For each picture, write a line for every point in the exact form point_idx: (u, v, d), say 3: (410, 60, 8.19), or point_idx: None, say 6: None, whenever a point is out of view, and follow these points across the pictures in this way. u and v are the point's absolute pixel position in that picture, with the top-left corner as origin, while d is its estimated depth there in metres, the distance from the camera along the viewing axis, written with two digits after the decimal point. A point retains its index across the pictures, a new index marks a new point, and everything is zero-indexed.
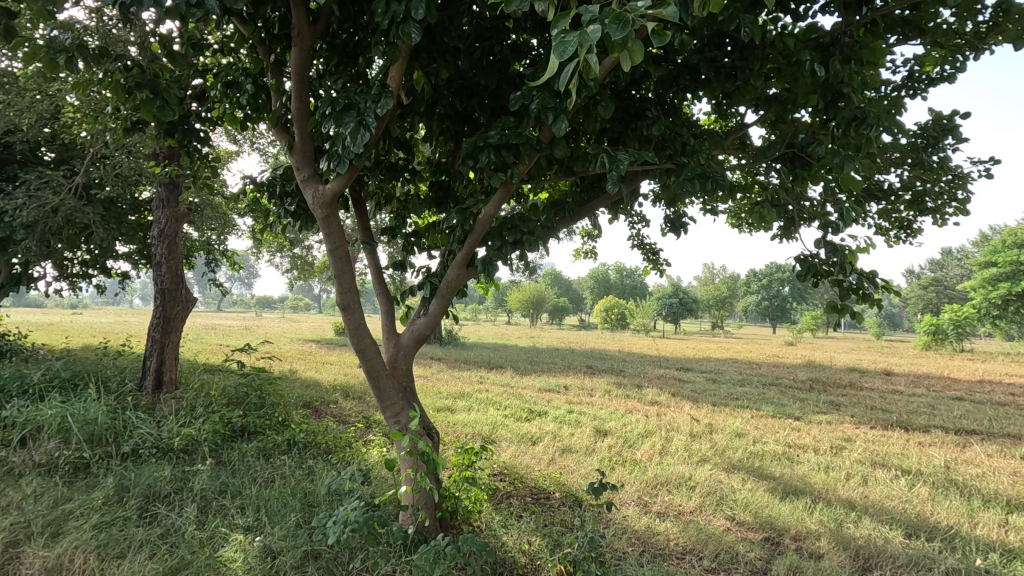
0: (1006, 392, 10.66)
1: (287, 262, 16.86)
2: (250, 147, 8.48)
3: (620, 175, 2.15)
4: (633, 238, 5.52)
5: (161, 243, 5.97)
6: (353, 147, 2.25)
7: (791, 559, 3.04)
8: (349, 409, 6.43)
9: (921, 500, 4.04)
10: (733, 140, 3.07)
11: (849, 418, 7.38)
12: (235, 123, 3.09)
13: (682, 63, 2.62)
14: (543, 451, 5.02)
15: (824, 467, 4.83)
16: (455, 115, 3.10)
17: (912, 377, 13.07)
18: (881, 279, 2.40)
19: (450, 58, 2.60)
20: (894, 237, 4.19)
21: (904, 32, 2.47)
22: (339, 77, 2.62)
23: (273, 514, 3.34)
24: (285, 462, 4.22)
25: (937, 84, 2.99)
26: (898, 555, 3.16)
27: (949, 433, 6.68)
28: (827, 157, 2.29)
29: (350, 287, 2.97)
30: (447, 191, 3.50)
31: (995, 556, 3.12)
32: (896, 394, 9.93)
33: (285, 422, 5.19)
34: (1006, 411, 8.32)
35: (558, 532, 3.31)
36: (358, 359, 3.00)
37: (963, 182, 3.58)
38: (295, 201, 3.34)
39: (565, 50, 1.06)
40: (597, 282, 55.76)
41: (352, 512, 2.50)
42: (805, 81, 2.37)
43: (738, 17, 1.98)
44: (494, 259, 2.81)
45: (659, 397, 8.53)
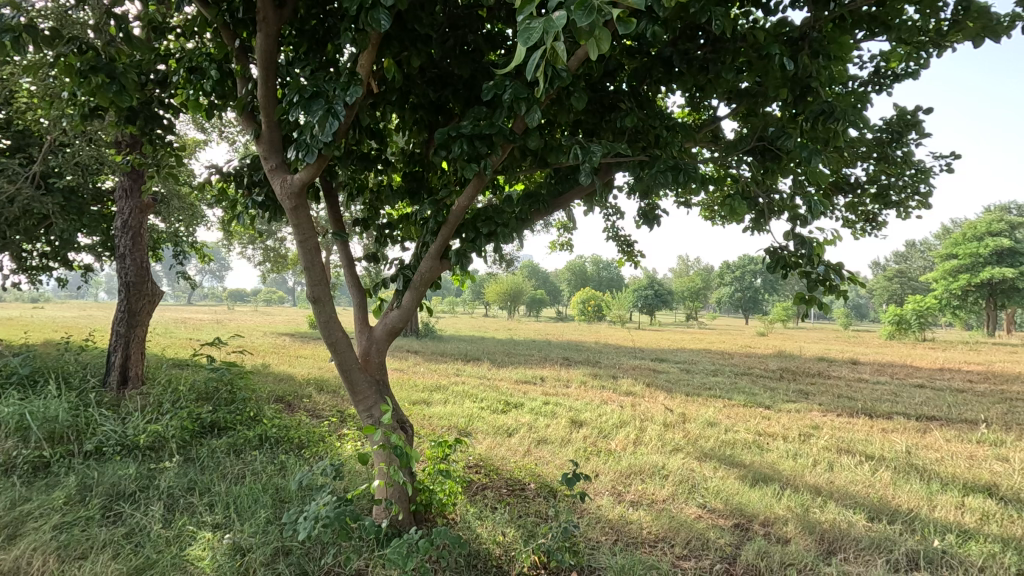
0: (964, 379, 11.09)
1: (258, 254, 16.52)
2: (218, 135, 8.27)
3: (593, 166, 2.15)
4: (607, 229, 5.55)
5: (125, 235, 5.77)
6: (321, 135, 2.20)
7: (759, 545, 3.12)
8: (322, 403, 6.35)
9: (884, 484, 4.18)
10: (705, 133, 3.09)
11: (817, 406, 7.59)
12: (199, 110, 2.97)
13: (656, 56, 2.63)
14: (519, 442, 5.04)
15: (793, 454, 4.96)
16: (428, 105, 3.05)
17: (876, 365, 13.50)
18: (847, 271, 2.44)
19: (422, 46, 2.55)
20: (860, 229, 4.29)
21: (870, 27, 2.52)
22: (307, 63, 2.55)
23: (243, 511, 3.27)
24: (257, 457, 4.15)
25: (901, 81, 3.09)
26: (861, 538, 3.26)
27: (911, 419, 6.92)
28: (796, 150, 2.32)
29: (321, 280, 2.91)
30: (420, 182, 3.45)
31: (951, 537, 3.23)
32: (861, 382, 10.24)
33: (257, 417, 5.10)
34: (964, 398, 8.65)
35: (531, 523, 3.33)
36: (330, 352, 2.95)
37: (926, 177, 3.69)
38: (264, 191, 3.25)
39: (530, 37, 1.03)
40: (574, 274, 56.11)
41: (324, 508, 2.46)
42: (776, 75, 2.40)
43: (709, 9, 1.98)
44: (468, 251, 2.79)
45: (634, 388, 8.63)
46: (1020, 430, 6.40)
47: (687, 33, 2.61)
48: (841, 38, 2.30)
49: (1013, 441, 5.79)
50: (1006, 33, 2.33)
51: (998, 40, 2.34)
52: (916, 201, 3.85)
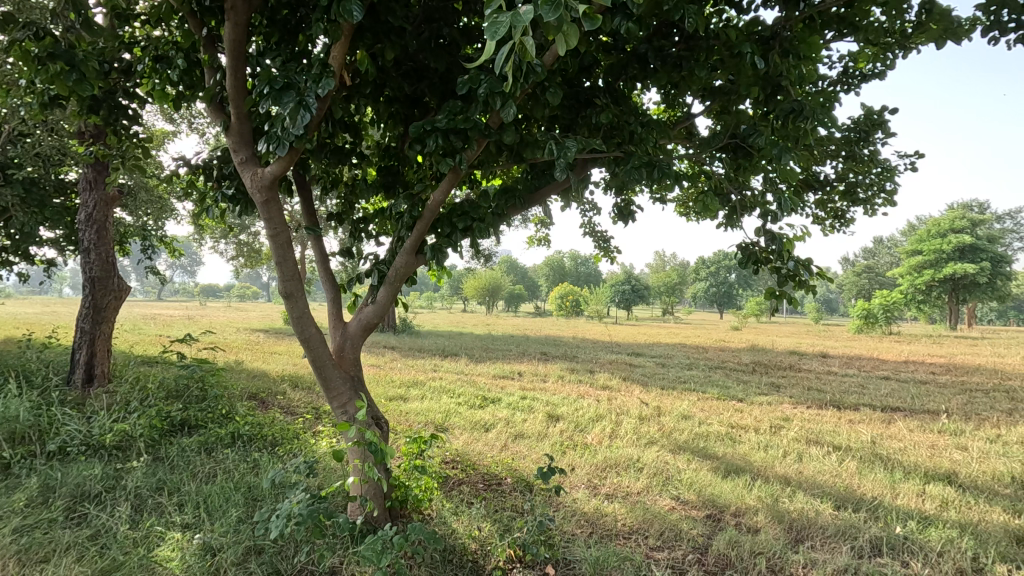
0: (926, 371, 11.47)
1: (232, 248, 16.18)
2: (188, 126, 8.07)
3: (567, 162, 2.15)
4: (584, 225, 5.59)
5: (90, 228, 5.58)
6: (292, 128, 2.16)
7: (731, 535, 3.18)
8: (297, 400, 6.26)
9: (850, 473, 4.30)
10: (680, 130, 3.12)
11: (787, 399, 7.77)
12: (166, 100, 2.88)
13: (631, 52, 2.64)
14: (496, 437, 5.04)
15: (764, 445, 5.07)
16: (404, 98, 3.01)
17: (845, 358, 13.90)
18: (816, 266, 2.49)
19: (396, 38, 2.52)
20: (830, 225, 4.40)
21: (839, 28, 2.57)
22: (278, 53, 2.49)
23: (215, 511, 3.22)
24: (228, 456, 4.08)
25: (868, 80, 3.21)
26: (827, 526, 3.36)
27: (876, 410, 7.13)
28: (767, 147, 2.36)
29: (294, 275, 2.86)
30: (396, 176, 3.40)
31: (913, 524, 3.35)
32: (830, 375, 10.52)
33: (229, 414, 5.00)
34: (927, 389, 8.96)
35: (507, 517, 3.34)
36: (302, 348, 2.91)
37: (892, 175, 3.79)
38: (234, 184, 3.18)
39: (497, 31, 1.02)
40: (552, 269, 56.31)
41: (296, 505, 2.43)
42: (747, 73, 2.43)
43: (683, 7, 1.99)
44: (443, 246, 2.78)
45: (610, 382, 8.72)
46: (978, 419, 6.65)
47: (663, 30, 2.63)
48: (810, 38, 2.34)
49: (972, 430, 6.01)
50: (966, 36, 2.40)
51: (959, 43, 2.42)
52: (882, 199, 3.96)
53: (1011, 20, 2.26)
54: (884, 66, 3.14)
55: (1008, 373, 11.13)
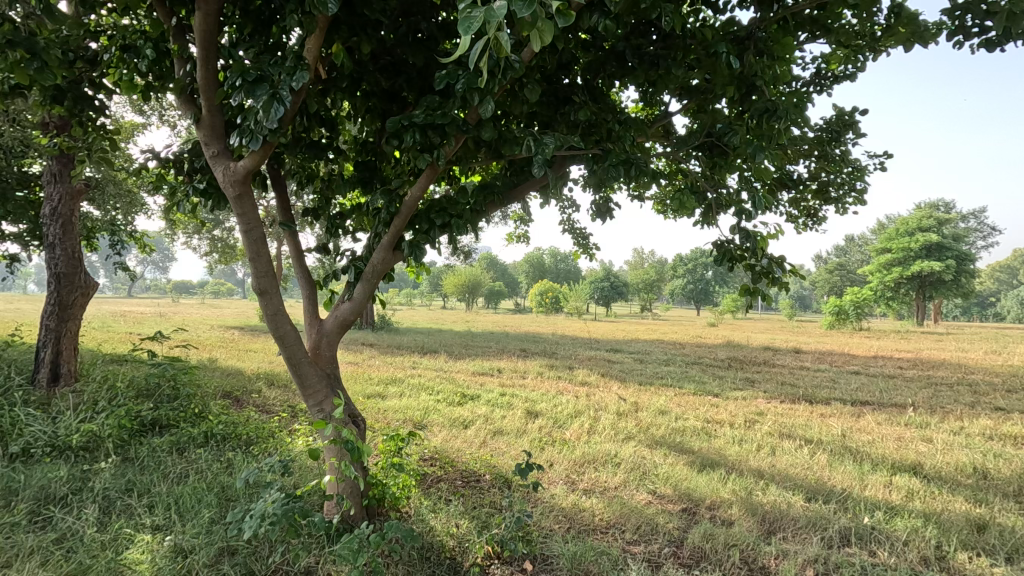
0: (894, 366, 11.81)
1: (205, 244, 15.84)
2: (158, 118, 7.88)
3: (545, 159, 2.15)
4: (563, 222, 5.62)
5: (54, 223, 5.40)
6: (266, 122, 2.12)
7: (706, 528, 3.23)
8: (273, 398, 6.17)
9: (821, 466, 4.41)
10: (657, 128, 3.14)
11: (761, 393, 7.93)
12: (134, 91, 2.78)
13: (609, 50, 2.65)
14: (475, 434, 5.03)
15: (738, 439, 5.17)
16: (381, 93, 2.97)
17: (817, 353, 14.24)
18: (789, 264, 2.52)
19: (373, 32, 2.49)
20: (803, 223, 4.49)
21: (812, 30, 2.62)
22: (251, 45, 2.44)
23: (186, 512, 3.16)
24: (201, 456, 4.00)
25: (840, 82, 3.29)
26: (798, 517, 3.44)
27: (846, 404, 7.32)
28: (742, 146, 2.39)
29: (268, 272, 2.81)
30: (373, 171, 3.34)
31: (880, 514, 3.44)
32: (803, 370, 10.78)
33: (202, 413, 4.91)
34: (894, 383, 9.25)
35: (485, 514, 3.34)
36: (277, 346, 2.86)
37: (862, 174, 3.89)
38: (206, 178, 3.10)
39: (471, 25, 1.02)
40: (532, 266, 56.42)
41: (270, 505, 2.39)
42: (723, 73, 2.46)
43: (660, 5, 2.00)
44: (421, 243, 2.75)
45: (589, 378, 8.78)
46: (943, 412, 6.88)
47: (640, 29, 2.64)
48: (784, 39, 2.38)
49: (936, 422, 6.21)
50: (932, 39, 2.47)
51: (925, 46, 2.49)
52: (853, 198, 4.05)
53: (975, 25, 2.32)
54: (855, 68, 3.22)
55: (971, 367, 11.52)
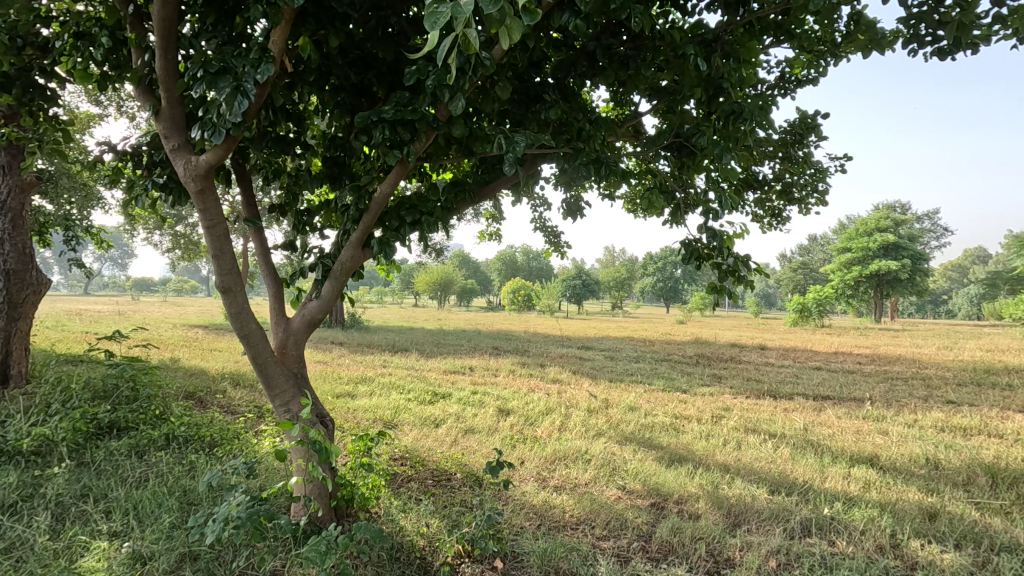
0: (854, 362, 12.24)
1: (167, 240, 15.33)
2: (115, 108, 7.59)
3: (516, 157, 2.14)
4: (535, 220, 5.63)
5: (3, 217, 5.15)
6: (229, 115, 2.06)
7: (674, 522, 3.28)
8: (238, 398, 6.03)
9: (784, 459, 4.53)
10: (627, 128, 3.16)
11: (728, 389, 8.12)
12: (89, 81, 2.66)
13: (580, 49, 2.65)
14: (446, 433, 5.01)
15: (705, 434, 5.28)
16: (350, 87, 2.92)
17: (781, 350, 14.66)
18: (753, 262, 2.59)
19: (341, 25, 2.44)
20: (768, 223, 4.60)
21: (775, 35, 2.70)
22: (213, 34, 2.36)
23: (145, 517, 3.05)
24: (162, 459, 3.87)
25: (803, 86, 3.39)
26: (762, 509, 3.53)
27: (809, 399, 7.56)
28: (709, 147, 2.44)
29: (232, 269, 2.73)
30: (342, 168, 3.26)
31: (839, 505, 3.56)
32: (767, 366, 11.09)
33: (163, 415, 4.75)
34: (853, 378, 9.59)
35: (456, 512, 3.33)
36: (242, 345, 2.79)
37: (824, 176, 4.01)
38: (166, 172, 2.99)
39: (438, 21, 1.00)
40: (504, 264, 56.50)
41: (234, 509, 2.32)
42: (690, 74, 2.49)
43: (629, 6, 2.01)
44: (391, 240, 2.71)
45: (560, 375, 8.83)
46: (898, 405, 7.16)
47: (611, 29, 2.65)
48: (750, 43, 2.43)
49: (892, 415, 6.47)
50: (889, 47, 2.56)
51: (882, 53, 2.58)
52: (814, 199, 4.17)
53: (928, 34, 2.42)
54: (817, 73, 3.32)
55: (924, 362, 12.02)
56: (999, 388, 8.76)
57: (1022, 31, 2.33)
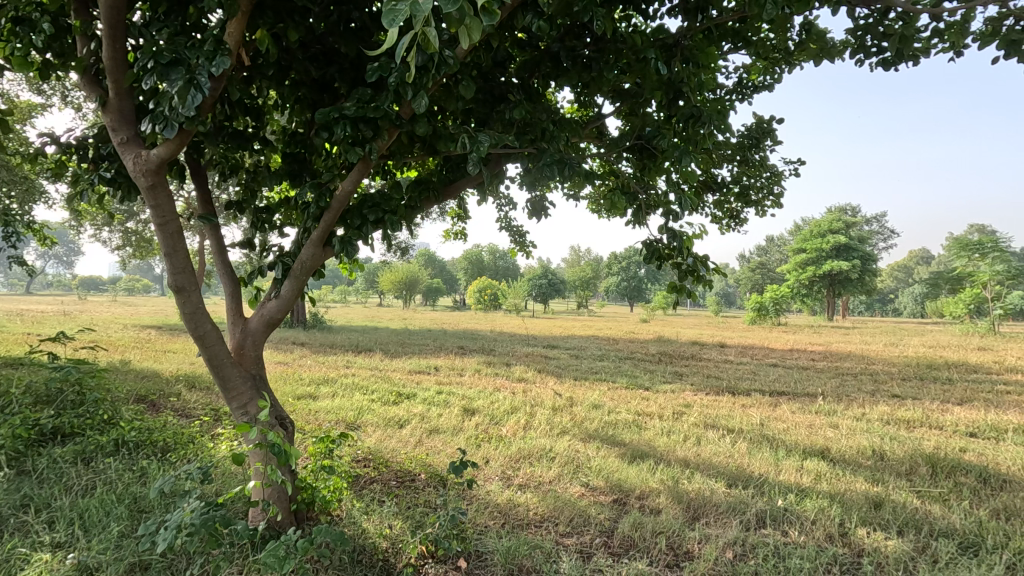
0: (807, 358, 12.73)
1: (117, 237, 14.69)
2: (60, 99, 7.22)
3: (480, 156, 2.14)
4: (501, 219, 5.64)
5: None
6: (182, 108, 1.99)
7: (635, 517, 3.34)
8: (193, 401, 5.83)
9: (741, 454, 4.67)
10: (591, 130, 3.20)
11: (689, 386, 8.32)
12: (30, 69, 2.53)
13: (545, 50, 2.66)
14: (410, 433, 4.97)
15: (667, 431, 5.39)
16: (311, 82, 2.85)
17: (740, 348, 15.12)
18: (711, 262, 2.66)
19: (300, 19, 2.38)
20: (726, 224, 4.73)
21: (734, 41, 2.77)
22: (164, 24, 2.27)
23: (92, 527, 2.92)
24: (111, 465, 3.71)
25: (760, 92, 3.51)
26: (720, 503, 3.63)
27: (765, 395, 7.81)
28: (670, 149, 2.49)
29: (185, 268, 2.63)
30: (303, 164, 3.19)
31: (792, 497, 3.69)
32: (726, 363, 11.42)
33: (112, 420, 4.55)
34: (807, 374, 9.97)
35: (420, 513, 3.30)
36: (196, 345, 2.70)
37: (779, 179, 4.16)
38: (115, 166, 2.86)
39: (396, 19, 0.99)
40: (470, 264, 56.38)
41: (188, 515, 2.24)
42: (651, 78, 2.54)
43: (592, 9, 2.03)
44: (353, 239, 2.67)
45: (526, 374, 8.88)
46: (848, 400, 7.48)
47: (575, 31, 2.68)
48: (708, 49, 2.49)
49: (842, 410, 6.75)
50: (839, 56, 2.67)
51: (832, 62, 2.70)
52: (770, 201, 4.32)
53: (874, 45, 2.53)
54: (772, 79, 3.45)
55: (872, 358, 12.59)
56: (939, 382, 9.26)
57: (959, 45, 2.47)
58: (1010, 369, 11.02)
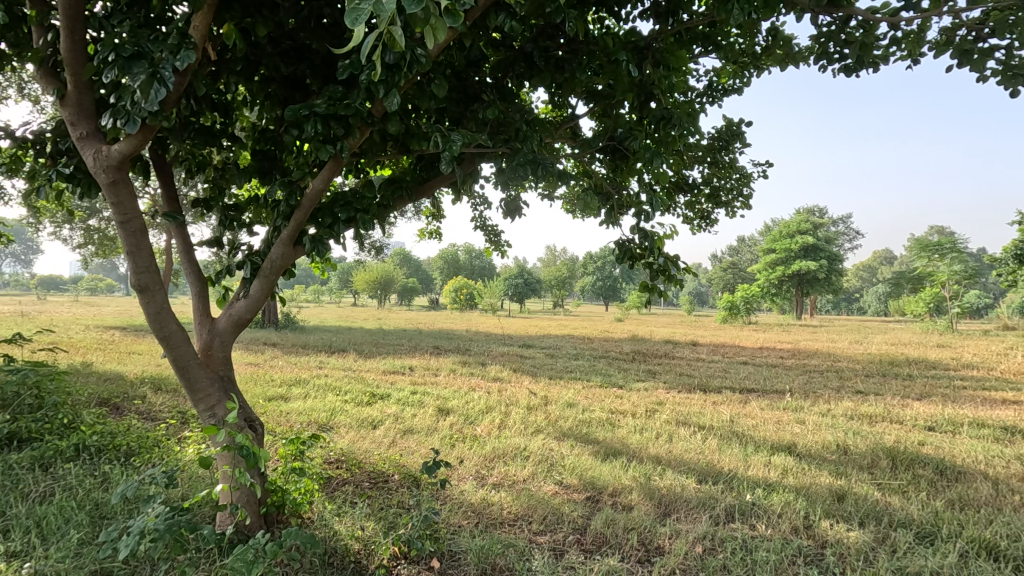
0: (777, 356, 13.03)
1: (79, 235, 14.21)
2: (17, 91, 6.96)
3: (453, 155, 2.13)
4: (475, 219, 5.63)
5: None
6: (144, 103, 1.94)
7: (607, 514, 3.38)
8: (159, 404, 5.67)
9: (711, 450, 4.76)
10: (564, 130, 3.22)
11: (661, 384, 8.45)
12: None
13: (518, 50, 2.67)
14: (384, 434, 4.94)
15: (639, 428, 5.47)
16: (281, 79, 2.80)
17: (712, 346, 15.43)
18: (682, 262, 2.71)
19: (270, 15, 2.34)
20: (697, 224, 4.82)
21: (704, 45, 2.83)
22: (126, 16, 2.20)
23: (49, 535, 2.81)
24: (70, 471, 3.59)
25: (729, 95, 3.58)
26: (690, 498, 3.70)
27: (735, 392, 7.98)
28: (641, 151, 2.52)
29: (149, 267, 2.56)
30: (273, 161, 3.12)
31: (759, 492, 3.78)
32: (699, 361, 11.63)
33: (72, 424, 4.40)
34: (776, 371, 10.21)
35: (393, 514, 3.28)
36: (161, 346, 2.63)
37: (748, 181, 4.25)
38: (74, 162, 2.77)
39: (359, 18, 1.00)
40: (446, 263, 56.14)
41: (152, 520, 2.18)
42: (623, 80, 2.57)
43: (565, 11, 2.04)
44: (325, 238, 2.64)
45: (501, 373, 8.90)
46: (814, 396, 7.69)
47: (548, 32, 2.69)
48: (678, 53, 2.53)
49: (809, 405, 6.94)
50: (803, 61, 2.74)
51: (797, 68, 2.78)
52: (740, 202, 4.41)
53: (836, 52, 2.62)
54: (741, 83, 3.53)
55: (838, 356, 12.95)
56: (901, 378, 9.58)
57: (916, 53, 2.56)
58: (966, 364, 11.48)
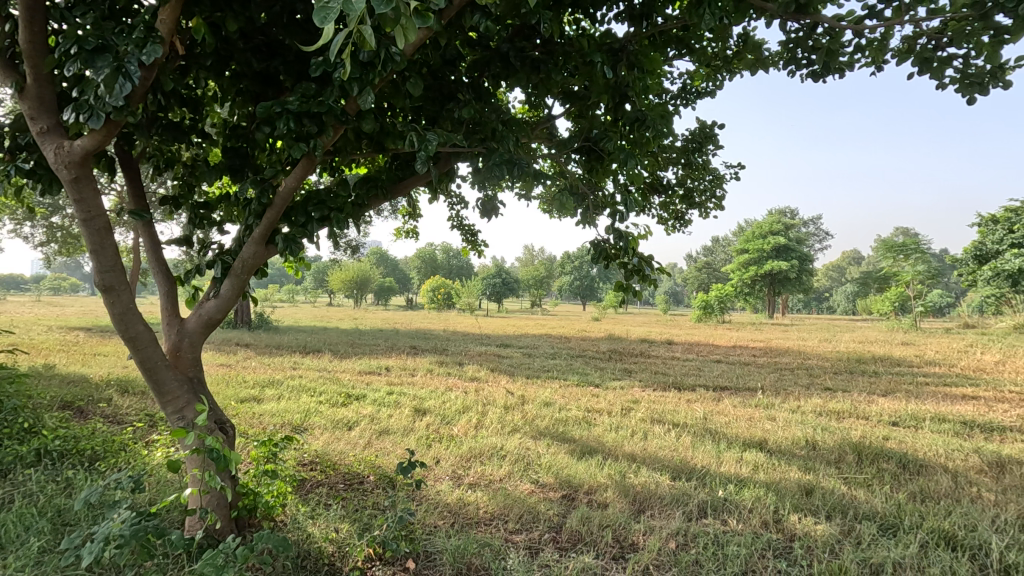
0: (749, 354, 13.30)
1: (40, 233, 13.70)
2: None
3: (428, 155, 2.12)
4: (452, 219, 5.62)
5: None
6: (109, 97, 1.89)
7: (583, 512, 3.40)
8: (126, 407, 5.51)
9: (685, 447, 4.83)
10: (540, 130, 3.23)
11: (637, 382, 8.55)
12: None
13: (494, 50, 2.67)
14: (359, 435, 4.89)
15: (615, 427, 5.52)
16: (253, 75, 2.75)
17: (686, 344, 15.67)
18: (655, 261, 2.75)
19: (241, 9, 2.29)
20: (672, 225, 4.89)
21: (677, 48, 2.87)
22: (90, 7, 2.14)
23: (8, 543, 2.72)
24: (30, 477, 3.47)
25: (702, 98, 3.64)
26: (664, 495, 3.75)
27: (709, 390, 8.12)
28: (615, 152, 2.55)
29: (115, 266, 2.49)
30: (244, 159, 3.06)
31: (731, 488, 3.85)
32: (673, 359, 11.79)
33: (33, 428, 4.25)
34: (748, 369, 10.43)
35: (367, 515, 3.25)
36: (127, 347, 2.56)
37: (721, 182, 4.33)
38: (34, 157, 2.67)
39: (328, 16, 0.98)
40: (424, 262, 55.81)
41: (117, 526, 2.12)
42: (598, 81, 2.59)
43: (540, 11, 2.05)
44: (298, 237, 2.60)
45: (479, 372, 8.89)
46: (784, 393, 7.88)
47: (524, 32, 2.70)
48: (651, 55, 2.56)
49: (779, 402, 7.10)
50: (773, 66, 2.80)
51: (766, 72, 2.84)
52: (712, 204, 4.49)
53: (804, 58, 2.68)
54: (714, 86, 3.59)
55: (807, 353, 13.29)
56: (867, 375, 9.87)
57: (879, 60, 2.65)
58: (929, 362, 11.89)
